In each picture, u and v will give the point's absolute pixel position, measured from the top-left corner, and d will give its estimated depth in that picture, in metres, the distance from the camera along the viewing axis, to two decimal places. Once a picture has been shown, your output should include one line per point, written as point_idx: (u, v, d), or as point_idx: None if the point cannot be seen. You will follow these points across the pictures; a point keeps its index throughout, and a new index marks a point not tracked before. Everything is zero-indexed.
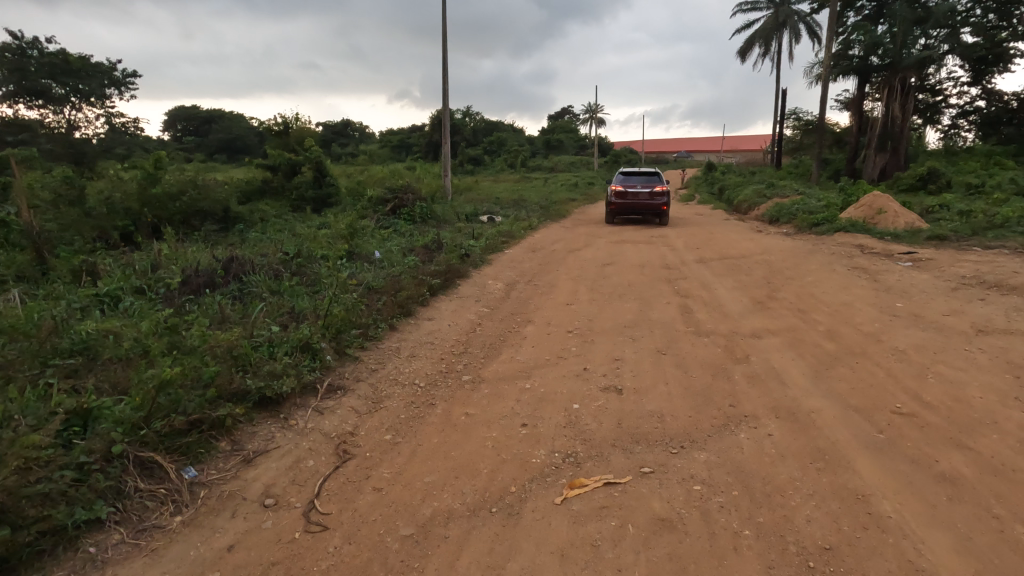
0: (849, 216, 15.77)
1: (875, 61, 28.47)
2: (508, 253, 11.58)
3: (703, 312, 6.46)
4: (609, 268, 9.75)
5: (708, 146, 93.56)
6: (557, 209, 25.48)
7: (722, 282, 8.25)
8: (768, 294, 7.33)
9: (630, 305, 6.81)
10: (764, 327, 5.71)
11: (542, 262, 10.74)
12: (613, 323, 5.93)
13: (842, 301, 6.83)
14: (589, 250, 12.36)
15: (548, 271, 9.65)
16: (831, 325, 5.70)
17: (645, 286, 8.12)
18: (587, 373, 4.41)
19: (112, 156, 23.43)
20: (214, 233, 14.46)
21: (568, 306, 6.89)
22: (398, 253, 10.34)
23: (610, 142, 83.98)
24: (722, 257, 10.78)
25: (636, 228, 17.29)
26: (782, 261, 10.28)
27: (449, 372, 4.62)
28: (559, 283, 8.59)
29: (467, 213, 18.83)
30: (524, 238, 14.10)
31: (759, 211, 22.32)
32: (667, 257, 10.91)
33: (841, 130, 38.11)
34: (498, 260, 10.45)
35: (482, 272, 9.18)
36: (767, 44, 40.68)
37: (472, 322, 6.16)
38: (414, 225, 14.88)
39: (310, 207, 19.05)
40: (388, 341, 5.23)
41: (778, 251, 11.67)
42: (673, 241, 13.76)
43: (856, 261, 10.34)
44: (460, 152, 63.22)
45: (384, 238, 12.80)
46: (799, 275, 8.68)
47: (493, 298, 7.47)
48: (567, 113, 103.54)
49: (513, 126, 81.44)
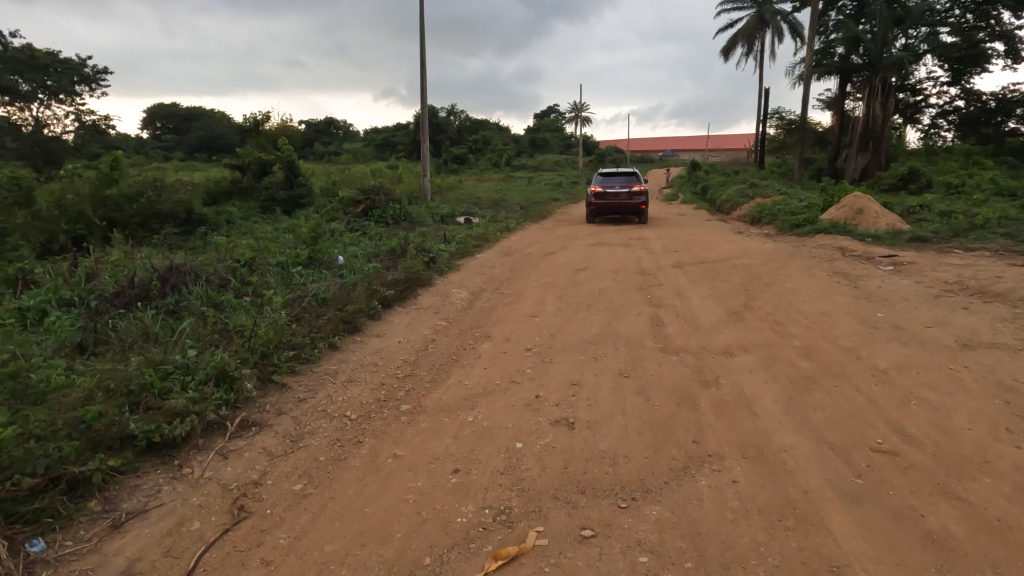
0: (830, 217, 15.53)
1: (856, 60, 28.47)
2: (480, 257, 11.13)
3: (674, 324, 6.06)
4: (582, 273, 9.33)
5: (693, 145, 93.76)
6: (538, 209, 25.03)
7: (697, 289, 7.86)
8: (744, 303, 6.96)
9: (597, 317, 6.38)
10: (737, 342, 5.30)
11: (513, 266, 10.29)
12: (576, 339, 5.47)
13: (821, 311, 6.48)
14: (564, 254, 11.93)
15: (518, 277, 9.21)
16: (809, 339, 5.32)
17: (616, 293, 7.71)
18: (538, 402, 3.95)
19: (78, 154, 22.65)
20: (175, 236, 13.82)
21: (532, 318, 6.44)
22: (361, 258, 9.84)
23: (595, 141, 83.82)
24: (700, 261, 10.41)
25: (616, 229, 16.91)
26: (761, 265, 9.95)
27: (386, 401, 4.14)
28: (527, 290, 8.14)
29: (444, 214, 18.34)
30: (499, 240, 13.64)
31: (741, 211, 22.11)
32: (644, 261, 10.53)
33: (823, 130, 38.15)
34: (466, 265, 9.98)
35: (448, 279, 8.71)
36: (750, 43, 40.63)
37: (425, 338, 5.68)
38: (385, 228, 14.35)
39: (281, 208, 18.40)
40: (326, 363, 4.74)
41: (757, 254, 11.34)
42: (651, 243, 13.38)
43: (836, 266, 10.03)
44: (444, 151, 62.59)
45: (351, 242, 12.26)
46: (777, 281, 8.34)
47: (454, 308, 6.99)
48: (552, 112, 103.16)
49: (498, 125, 80.93)
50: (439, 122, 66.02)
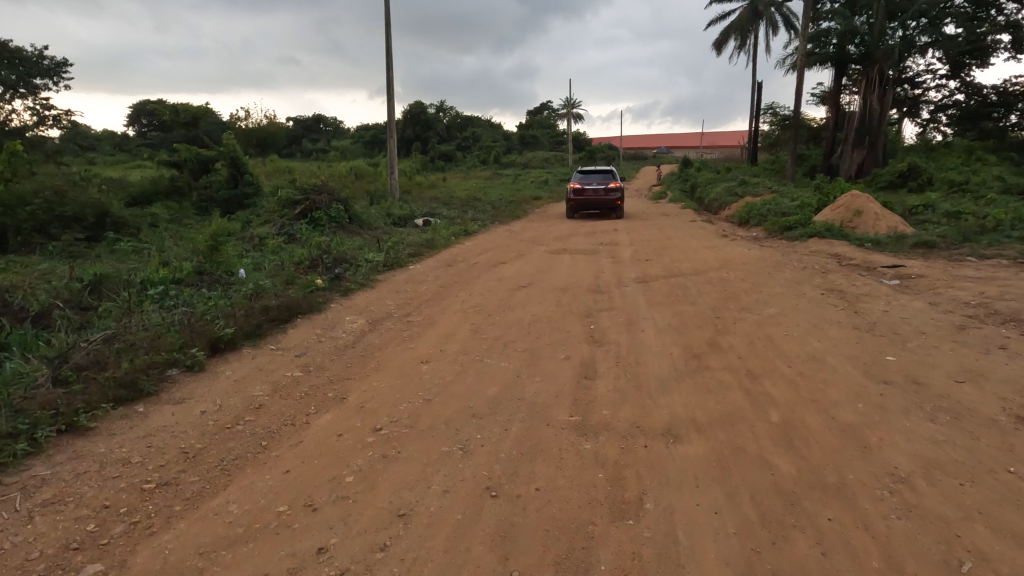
0: (825, 218, 13.92)
1: (852, 52, 26.91)
2: (413, 268, 9.48)
3: (606, 377, 4.37)
4: (521, 292, 7.64)
5: (687, 142, 92.00)
6: (513, 208, 23.30)
7: (655, 316, 6.19)
8: (711, 338, 5.30)
9: (507, 363, 4.70)
10: (688, 415, 3.63)
11: (446, 281, 8.63)
12: (455, 407, 3.79)
13: (810, 354, 4.82)
14: (515, 263, 10.27)
15: (443, 296, 7.55)
16: (791, 408, 3.67)
17: (550, 321, 6.04)
18: (318, 566, 2.29)
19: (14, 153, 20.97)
20: (77, 243, 12.10)
21: (421, 364, 4.76)
22: (259, 273, 8.21)
23: (587, 138, 82.14)
24: (669, 275, 8.76)
25: (587, 233, 15.21)
26: (741, 280, 8.26)
27: (73, 553, 2.46)
28: (440, 317, 6.44)
29: (400, 216, 16.72)
30: (448, 247, 11.96)
31: (729, 211, 20.50)
32: (603, 274, 8.85)
33: (816, 125, 36.59)
34: (387, 281, 8.29)
35: (350, 300, 7.01)
36: (744, 37, 39.01)
37: (248, 403, 3.99)
38: (321, 232, 12.59)
39: (219, 210, 16.62)
40: (40, 463, 3.09)
41: (739, 264, 9.69)
42: (621, 250, 11.70)
43: (830, 279, 8.39)
44: (431, 148, 60.63)
45: (271, 249, 10.54)
46: (756, 303, 6.69)
47: (328, 348, 5.28)
48: (545, 109, 101.27)
49: (488, 121, 79.08)
50: (427, 118, 64.08)
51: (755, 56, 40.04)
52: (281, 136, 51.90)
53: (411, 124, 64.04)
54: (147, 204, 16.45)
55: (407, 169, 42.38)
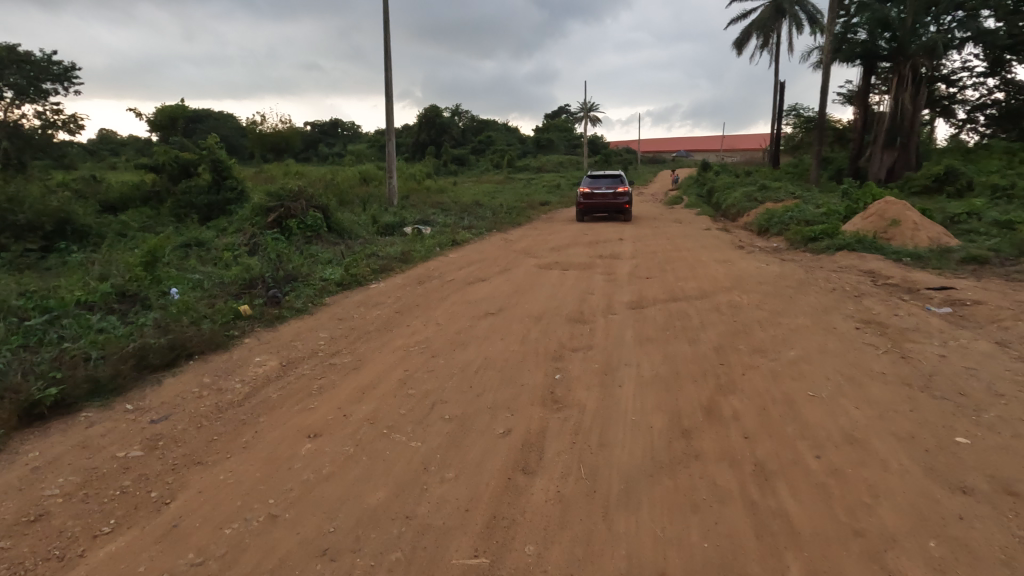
0: (855, 228, 12.40)
1: (882, 47, 25.20)
2: (375, 286, 8.29)
3: (549, 471, 3.08)
4: (486, 320, 6.36)
5: (707, 146, 89.92)
6: (516, 215, 22.04)
7: (640, 360, 4.86)
8: (708, 400, 3.97)
9: (421, 441, 3.42)
10: (657, 564, 2.36)
11: (407, 304, 7.41)
12: (307, 538, 2.54)
13: (847, 431, 3.46)
14: (494, 281, 8.99)
15: (392, 326, 6.32)
16: (820, 555, 2.37)
17: (503, 367, 4.74)
18: None
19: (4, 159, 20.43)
20: (27, 254, 11.19)
21: (307, 437, 3.51)
22: (188, 294, 7.10)
23: (603, 142, 80.66)
24: (670, 298, 7.40)
25: (588, 244, 13.86)
26: (755, 305, 6.86)
27: None
28: (373, 358, 5.20)
29: (390, 224, 15.60)
30: (426, 261, 10.78)
31: (748, 218, 18.99)
32: (590, 297, 7.52)
33: (843, 127, 34.68)
34: (335, 304, 7.09)
35: (274, 332, 5.81)
36: (765, 36, 37.28)
37: (24, 512, 2.80)
38: (291, 243, 11.52)
39: (198, 217, 15.68)
40: None
41: (753, 284, 8.27)
42: (619, 265, 10.36)
43: (864, 305, 6.94)
44: (445, 152, 59.81)
45: (225, 263, 9.45)
46: (773, 342, 5.32)
47: (204, 407, 4.07)
48: (562, 112, 99.97)
49: (503, 125, 78.13)
50: (442, 122, 63.28)
51: (778, 55, 38.28)
52: (294, 140, 51.45)
53: (426, 127, 63.34)
54: (123, 210, 15.60)
55: (416, 173, 41.42)
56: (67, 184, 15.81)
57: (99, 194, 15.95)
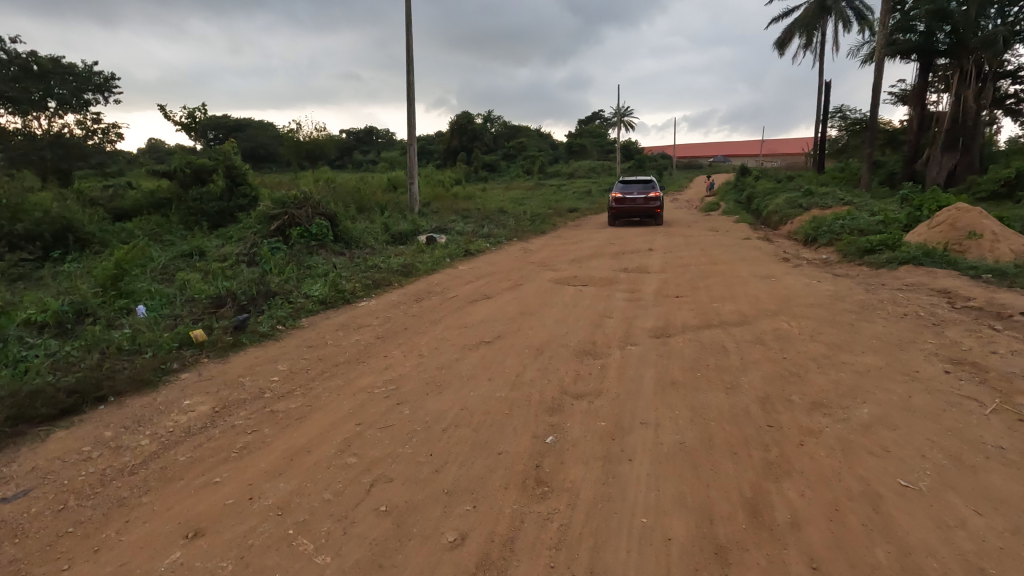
0: (920, 239, 10.88)
1: (940, 42, 23.17)
2: (365, 304, 7.37)
3: None
4: (477, 352, 5.32)
5: (746, 151, 87.00)
6: (542, 222, 20.97)
7: (660, 417, 3.73)
8: (753, 492, 2.83)
9: (332, 555, 2.41)
10: None
11: (396, 327, 6.46)
12: None
13: (969, 567, 2.30)
14: (501, 299, 7.94)
15: (368, 357, 5.35)
16: None
17: (481, 422, 3.68)
18: None
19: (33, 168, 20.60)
20: (22, 263, 10.74)
21: (181, 540, 2.55)
22: (146, 314, 6.30)
23: (638, 147, 78.84)
24: (701, 325, 6.20)
25: (613, 255, 12.68)
26: (808, 336, 5.61)
27: None
28: (326, 403, 4.21)
29: (404, 232, 14.80)
30: (432, 274, 9.86)
31: (792, 226, 17.46)
32: (607, 322, 6.39)
33: (895, 128, 32.39)
34: (309, 328, 6.16)
35: (224, 364, 4.92)
36: (809, 34, 35.33)
37: None
38: (291, 254, 10.78)
39: (209, 224, 15.23)
40: None
41: (803, 307, 6.98)
42: (645, 281, 9.18)
43: (948, 336, 5.60)
44: (475, 158, 59.26)
45: (212, 275, 8.73)
46: (838, 393, 4.09)
47: (82, 476, 3.15)
48: (596, 117, 98.57)
49: (536, 131, 77.26)
50: (475, 129, 62.85)
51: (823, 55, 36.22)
52: (328, 148, 51.70)
53: (458, 134, 63.02)
54: (133, 218, 15.22)
55: (445, 179, 40.89)
56: (80, 191, 15.52)
57: (112, 201, 15.60)
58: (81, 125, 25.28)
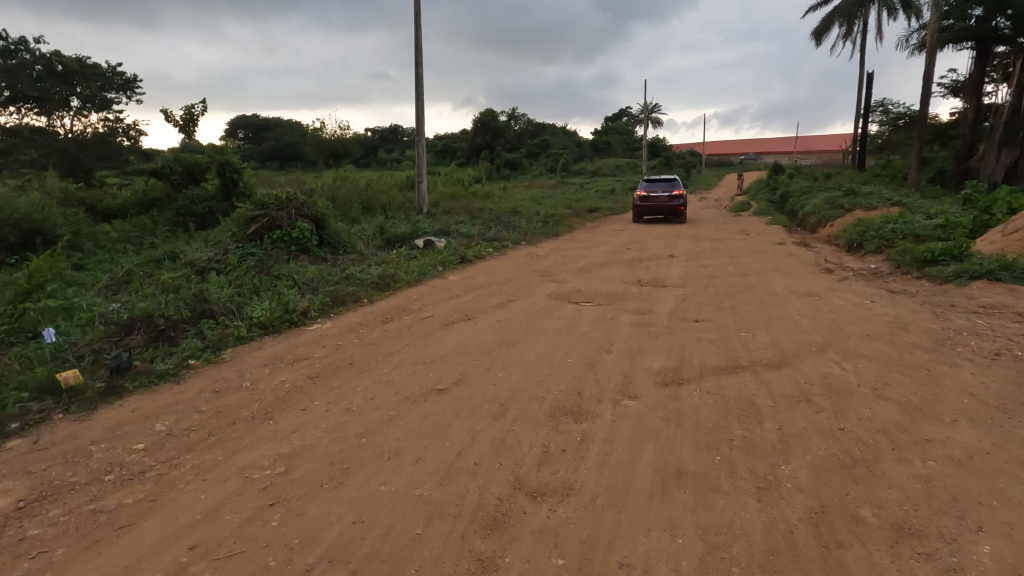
0: (993, 249, 9.21)
1: (1001, 27, 20.91)
2: (318, 327, 6.20)
3: None
4: (421, 407, 4.03)
5: (779, 148, 83.78)
6: (557, 224, 19.60)
7: (653, 553, 2.41)
8: None
9: None
10: None
11: (340, 361, 5.23)
12: None
13: None
14: (483, 321, 6.64)
15: (282, 409, 4.12)
16: None
17: (373, 554, 2.42)
18: None
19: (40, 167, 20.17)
20: None
21: None
22: (40, 341, 5.22)
23: (665, 145, 76.60)
24: (725, 367, 4.78)
25: (628, 263, 11.25)
26: (871, 391, 4.15)
27: None
28: (181, 493, 2.99)
29: (402, 234, 13.69)
30: (414, 286, 8.66)
31: (832, 229, 15.76)
32: (602, 360, 5.02)
33: (945, 122, 29.89)
34: (229, 363, 4.97)
35: (82, 422, 3.77)
36: (850, 23, 33.01)
37: None
38: (264, 262, 9.69)
39: (196, 225, 14.34)
40: None
41: (857, 340, 5.49)
42: (661, 298, 7.75)
43: None
44: (498, 156, 58.07)
45: (160, 287, 7.69)
46: (935, 508, 2.68)
47: None
48: (623, 113, 96.28)
49: (561, 128, 75.61)
50: (498, 126, 61.69)
51: (865, 45, 33.82)
52: (352, 147, 51.02)
53: (482, 131, 61.90)
54: (119, 218, 14.38)
55: (465, 178, 39.79)
56: (67, 191, 14.70)
57: (99, 200, 14.76)
58: (102, 126, 23.52)
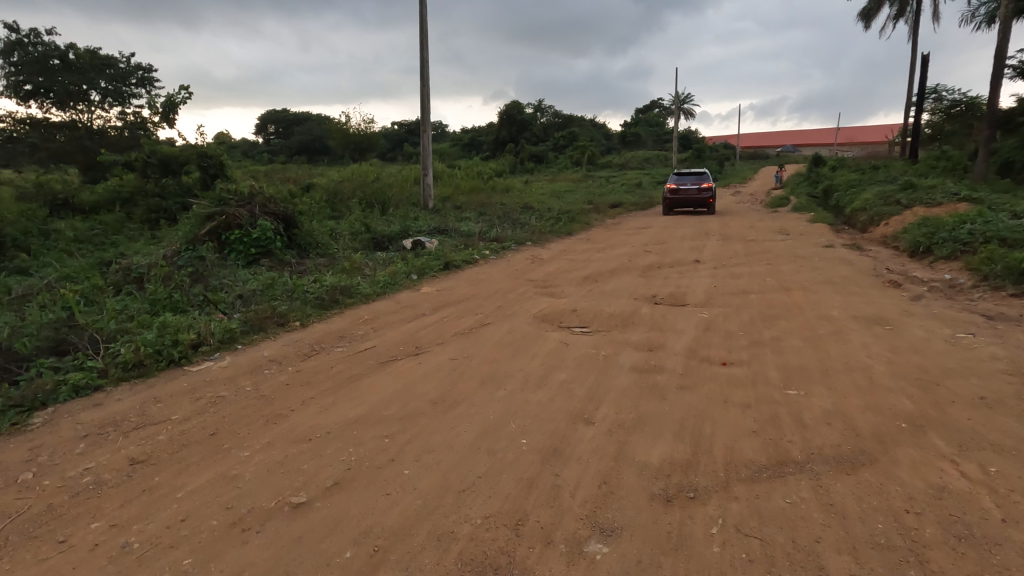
0: None
1: None
2: (209, 367, 4.66)
3: None
4: (247, 549, 2.40)
5: (819, 140, 79.51)
6: (573, 221, 17.78)
7: None
8: None
9: None
10: None
11: (200, 428, 3.66)
12: None
13: None
14: (434, 358, 5.01)
15: (37, 538, 2.56)
16: None
17: None
18: None
19: (49, 163, 19.69)
20: None
21: None
22: None
23: (697, 137, 73.46)
24: (770, 467, 3.01)
25: (644, 270, 9.47)
26: None
27: None
28: None
29: (390, 233, 12.17)
30: (373, 301, 7.09)
31: (889, 228, 13.60)
32: (575, 443, 3.30)
33: (1011, 109, 26.85)
34: (28, 438, 3.45)
35: None
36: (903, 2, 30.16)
37: None
38: (209, 270, 8.26)
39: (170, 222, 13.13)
40: None
41: (971, 414, 3.64)
42: (678, 324, 5.93)
43: None
44: (523, 149, 56.32)
45: (54, 304, 6.30)
46: None
47: None
48: (654, 105, 92.98)
49: (589, 121, 73.31)
50: (524, 119, 59.91)
51: (920, 24, 30.85)
52: (376, 139, 49.74)
53: (507, 124, 60.30)
54: (90, 215, 13.29)
55: (487, 172, 38.22)
56: (38, 185, 13.65)
57: (74, 195, 13.70)
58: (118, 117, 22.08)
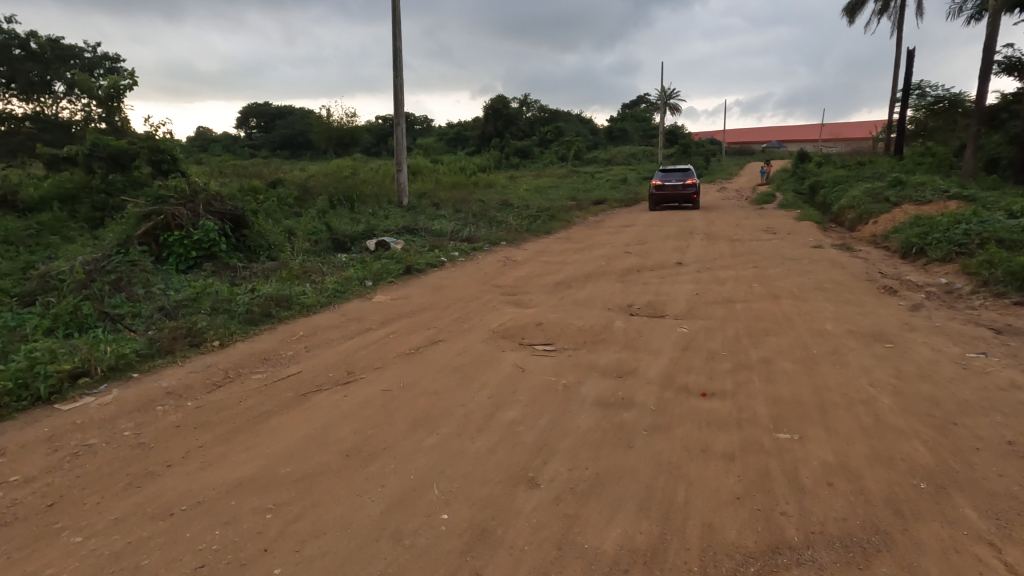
0: None
1: None
2: (89, 405, 3.87)
3: None
4: None
5: (804, 136, 79.53)
6: (553, 219, 17.03)
7: None
8: None
9: None
10: None
11: (40, 496, 2.89)
12: None
13: None
14: (365, 387, 4.25)
15: None
16: None
17: None
18: None
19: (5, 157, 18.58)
20: None
21: None
22: None
23: (684, 133, 73.03)
24: (759, 557, 2.31)
25: (623, 275, 8.77)
26: None
27: None
28: None
29: (355, 233, 11.35)
30: (315, 314, 6.29)
31: (878, 227, 13.04)
32: (508, 521, 2.56)
33: (996, 105, 26.59)
34: None
35: None
36: None
37: None
38: (137, 277, 7.42)
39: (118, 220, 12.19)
40: None
41: (1003, 468, 2.95)
42: (654, 341, 5.20)
43: None
44: (508, 144, 55.45)
45: None
46: None
47: None
48: (641, 101, 92.49)
49: (576, 116, 72.58)
50: (510, 113, 59.00)
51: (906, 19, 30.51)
52: (358, 134, 48.51)
53: (493, 119, 59.34)
54: (32, 212, 12.32)
55: (471, 167, 37.37)
56: None
57: (15, 191, 12.71)
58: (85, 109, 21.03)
